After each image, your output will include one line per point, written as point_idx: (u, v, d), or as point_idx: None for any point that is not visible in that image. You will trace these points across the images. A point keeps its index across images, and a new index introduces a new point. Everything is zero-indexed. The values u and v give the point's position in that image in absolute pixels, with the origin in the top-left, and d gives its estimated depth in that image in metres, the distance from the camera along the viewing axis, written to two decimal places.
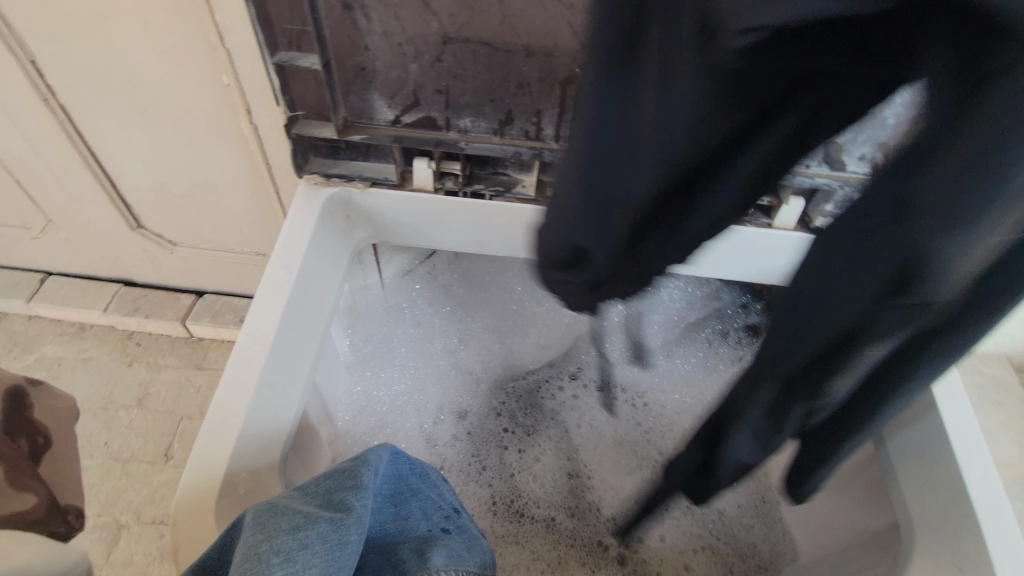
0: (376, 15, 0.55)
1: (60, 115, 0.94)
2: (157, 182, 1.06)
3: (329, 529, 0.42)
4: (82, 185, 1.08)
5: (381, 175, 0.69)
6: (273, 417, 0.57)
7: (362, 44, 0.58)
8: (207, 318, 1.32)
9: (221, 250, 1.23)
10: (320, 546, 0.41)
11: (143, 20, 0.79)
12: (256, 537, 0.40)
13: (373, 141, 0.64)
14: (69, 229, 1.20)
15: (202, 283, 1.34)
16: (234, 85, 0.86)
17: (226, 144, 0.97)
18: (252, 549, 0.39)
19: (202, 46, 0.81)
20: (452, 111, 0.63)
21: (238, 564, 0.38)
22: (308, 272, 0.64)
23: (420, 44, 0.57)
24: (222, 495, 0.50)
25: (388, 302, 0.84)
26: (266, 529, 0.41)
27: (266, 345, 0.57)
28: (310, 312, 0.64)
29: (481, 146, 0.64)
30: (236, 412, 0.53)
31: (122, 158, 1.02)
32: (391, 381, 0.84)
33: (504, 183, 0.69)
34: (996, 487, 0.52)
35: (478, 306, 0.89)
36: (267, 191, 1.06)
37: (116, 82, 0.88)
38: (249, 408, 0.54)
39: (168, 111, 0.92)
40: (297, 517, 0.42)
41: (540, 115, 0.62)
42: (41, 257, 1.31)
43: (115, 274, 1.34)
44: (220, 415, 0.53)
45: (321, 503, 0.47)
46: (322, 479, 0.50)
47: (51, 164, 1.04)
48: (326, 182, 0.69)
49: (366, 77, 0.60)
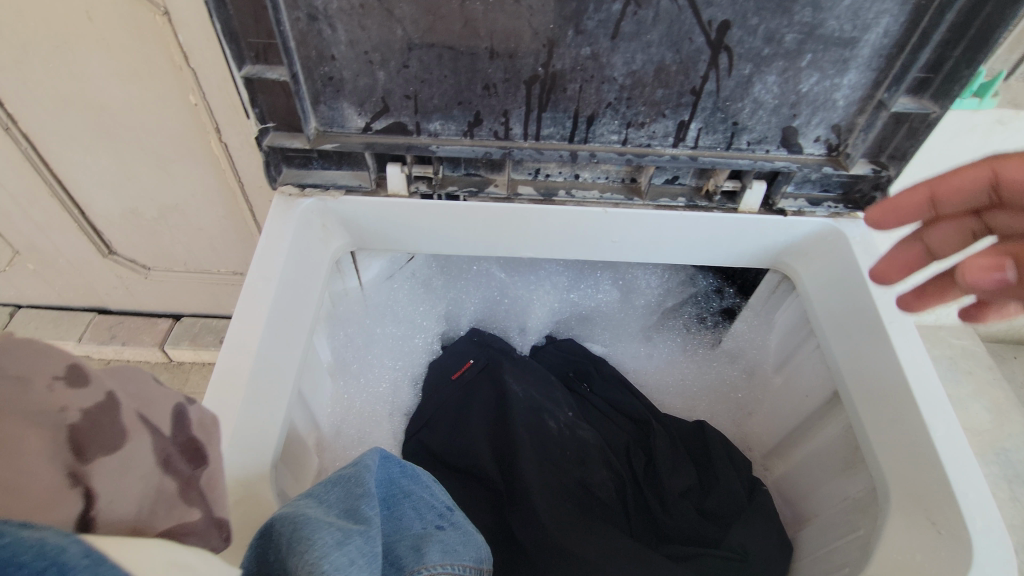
0: (341, 25, 0.57)
1: (23, 144, 0.93)
2: (127, 207, 1.05)
3: (363, 541, 0.43)
4: (49, 214, 1.06)
5: (355, 182, 0.70)
6: (262, 425, 0.57)
7: (329, 54, 0.59)
8: (186, 341, 1.31)
9: (197, 271, 1.22)
10: (362, 560, 0.41)
11: (105, 42, 0.78)
12: (302, 559, 0.39)
13: (345, 149, 0.65)
14: (37, 260, 1.18)
15: (178, 306, 1.33)
16: (202, 104, 0.86)
17: (196, 163, 0.97)
18: (311, 566, 0.38)
19: (168, 66, 0.82)
20: (421, 115, 0.64)
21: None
22: (288, 280, 0.64)
23: (386, 51, 0.59)
24: None
25: (368, 306, 0.84)
26: (307, 541, 0.40)
27: (252, 353, 0.57)
28: (292, 321, 0.64)
29: (452, 148, 0.65)
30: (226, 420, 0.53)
31: (91, 185, 1.01)
32: (373, 388, 0.84)
33: (477, 184, 0.71)
34: (956, 443, 0.55)
35: (463, 304, 0.92)
36: (239, 209, 1.05)
37: (80, 107, 0.87)
38: (239, 416, 0.54)
39: (136, 134, 0.91)
40: (335, 532, 0.42)
41: (507, 115, 0.64)
42: (9, 290, 1.29)
43: (88, 303, 1.32)
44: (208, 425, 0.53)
45: (337, 513, 0.47)
46: (331, 488, 0.50)
47: (16, 195, 1.03)
48: (301, 192, 0.70)
49: (334, 86, 0.61)
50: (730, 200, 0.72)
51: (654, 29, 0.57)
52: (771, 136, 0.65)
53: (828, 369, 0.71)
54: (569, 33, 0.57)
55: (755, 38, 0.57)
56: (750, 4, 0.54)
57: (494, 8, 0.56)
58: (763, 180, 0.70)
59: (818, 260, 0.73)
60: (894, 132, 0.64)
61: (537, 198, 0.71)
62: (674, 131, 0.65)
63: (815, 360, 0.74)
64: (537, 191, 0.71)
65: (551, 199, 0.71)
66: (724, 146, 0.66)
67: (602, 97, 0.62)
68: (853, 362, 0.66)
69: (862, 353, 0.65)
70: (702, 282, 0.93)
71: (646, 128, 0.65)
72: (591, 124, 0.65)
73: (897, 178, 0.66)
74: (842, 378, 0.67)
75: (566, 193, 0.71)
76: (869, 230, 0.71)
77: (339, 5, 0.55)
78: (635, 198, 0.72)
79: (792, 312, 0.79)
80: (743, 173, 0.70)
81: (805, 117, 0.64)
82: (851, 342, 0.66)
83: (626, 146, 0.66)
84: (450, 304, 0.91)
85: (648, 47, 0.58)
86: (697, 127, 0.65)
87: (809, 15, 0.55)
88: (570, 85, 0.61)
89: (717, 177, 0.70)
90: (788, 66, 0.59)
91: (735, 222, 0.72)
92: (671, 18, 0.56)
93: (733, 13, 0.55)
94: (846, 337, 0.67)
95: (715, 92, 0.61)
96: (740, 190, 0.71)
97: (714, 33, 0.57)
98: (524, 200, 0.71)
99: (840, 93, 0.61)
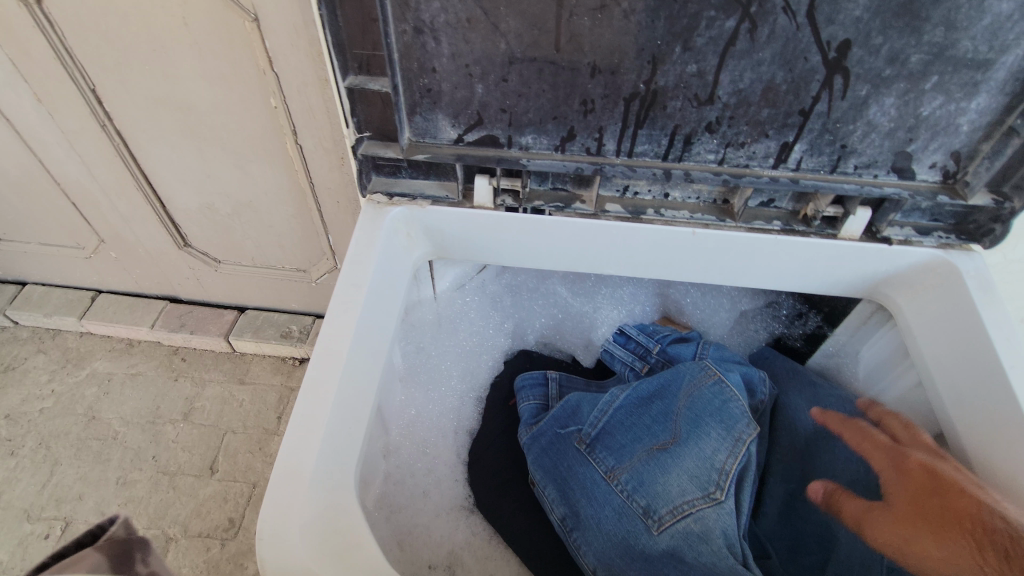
0: (446, 37, 0.57)
1: (116, 139, 0.98)
2: (205, 203, 1.10)
3: (709, 457, 0.63)
4: (133, 206, 1.12)
5: (442, 192, 0.71)
6: (340, 510, 0.53)
7: (430, 66, 0.59)
8: (249, 333, 1.35)
9: (263, 266, 1.26)
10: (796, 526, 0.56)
11: (198, 46, 0.82)
12: (705, 443, 0.64)
13: (437, 160, 0.65)
14: (119, 248, 1.25)
15: (244, 299, 1.37)
16: (281, 107, 0.88)
17: (271, 164, 1.00)
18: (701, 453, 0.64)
19: (252, 71, 0.84)
20: (514, 129, 0.64)
21: (685, 424, 0.66)
22: (376, 288, 0.65)
23: (487, 65, 0.58)
24: (311, 550, 0.49)
25: (441, 313, 0.84)
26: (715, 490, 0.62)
27: (340, 362, 0.58)
28: (379, 327, 0.65)
29: (543, 162, 0.65)
30: (291, 529, 0.49)
31: (173, 181, 1.06)
32: (439, 398, 0.84)
33: (563, 199, 0.70)
34: None
35: (534, 317, 0.92)
36: (308, 209, 1.08)
37: (172, 108, 0.91)
38: (306, 509, 0.50)
39: (218, 134, 0.95)
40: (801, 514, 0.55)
41: (602, 131, 0.63)
42: (92, 276, 1.36)
43: (162, 292, 1.38)
44: (277, 513, 0.49)
45: (701, 441, 0.64)
46: (684, 424, 0.66)
47: (105, 186, 1.09)
48: (389, 201, 0.71)
49: (432, 98, 0.62)
50: (830, 225, 0.68)
51: (767, 47, 0.54)
52: (883, 160, 0.62)
53: (932, 410, 0.66)
54: (676, 50, 0.55)
55: (877, 58, 0.54)
56: (874, 23, 0.52)
57: (601, 23, 0.55)
58: (868, 207, 0.66)
59: (924, 293, 0.68)
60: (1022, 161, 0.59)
61: (625, 215, 0.69)
62: (775, 152, 0.62)
63: (917, 399, 0.69)
64: (625, 210, 0.70)
65: (639, 217, 0.69)
66: (828, 169, 0.63)
67: (703, 117, 0.60)
68: (961, 400, 0.61)
69: (977, 395, 0.59)
70: (785, 309, 0.87)
71: (747, 148, 0.62)
72: (688, 142, 0.63)
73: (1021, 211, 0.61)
74: (951, 420, 0.62)
75: (655, 212, 0.69)
76: (985, 265, 0.65)
77: (445, 19, 0.55)
78: (727, 220, 0.69)
79: (890, 343, 0.74)
80: (844, 198, 0.67)
81: (922, 141, 0.60)
82: (958, 385, 0.62)
83: (722, 165, 0.64)
84: (522, 317, 0.91)
85: (759, 65, 0.56)
86: (801, 149, 0.62)
87: (940, 35, 0.52)
88: (672, 101, 0.59)
89: (817, 202, 0.67)
90: (910, 88, 0.56)
91: (834, 250, 0.68)
92: (787, 36, 0.53)
93: (856, 32, 0.53)
94: (956, 378, 0.62)
95: (825, 113, 0.58)
96: (843, 214, 0.67)
97: (833, 53, 0.54)
98: (611, 217, 0.70)
99: (966, 118, 0.57)
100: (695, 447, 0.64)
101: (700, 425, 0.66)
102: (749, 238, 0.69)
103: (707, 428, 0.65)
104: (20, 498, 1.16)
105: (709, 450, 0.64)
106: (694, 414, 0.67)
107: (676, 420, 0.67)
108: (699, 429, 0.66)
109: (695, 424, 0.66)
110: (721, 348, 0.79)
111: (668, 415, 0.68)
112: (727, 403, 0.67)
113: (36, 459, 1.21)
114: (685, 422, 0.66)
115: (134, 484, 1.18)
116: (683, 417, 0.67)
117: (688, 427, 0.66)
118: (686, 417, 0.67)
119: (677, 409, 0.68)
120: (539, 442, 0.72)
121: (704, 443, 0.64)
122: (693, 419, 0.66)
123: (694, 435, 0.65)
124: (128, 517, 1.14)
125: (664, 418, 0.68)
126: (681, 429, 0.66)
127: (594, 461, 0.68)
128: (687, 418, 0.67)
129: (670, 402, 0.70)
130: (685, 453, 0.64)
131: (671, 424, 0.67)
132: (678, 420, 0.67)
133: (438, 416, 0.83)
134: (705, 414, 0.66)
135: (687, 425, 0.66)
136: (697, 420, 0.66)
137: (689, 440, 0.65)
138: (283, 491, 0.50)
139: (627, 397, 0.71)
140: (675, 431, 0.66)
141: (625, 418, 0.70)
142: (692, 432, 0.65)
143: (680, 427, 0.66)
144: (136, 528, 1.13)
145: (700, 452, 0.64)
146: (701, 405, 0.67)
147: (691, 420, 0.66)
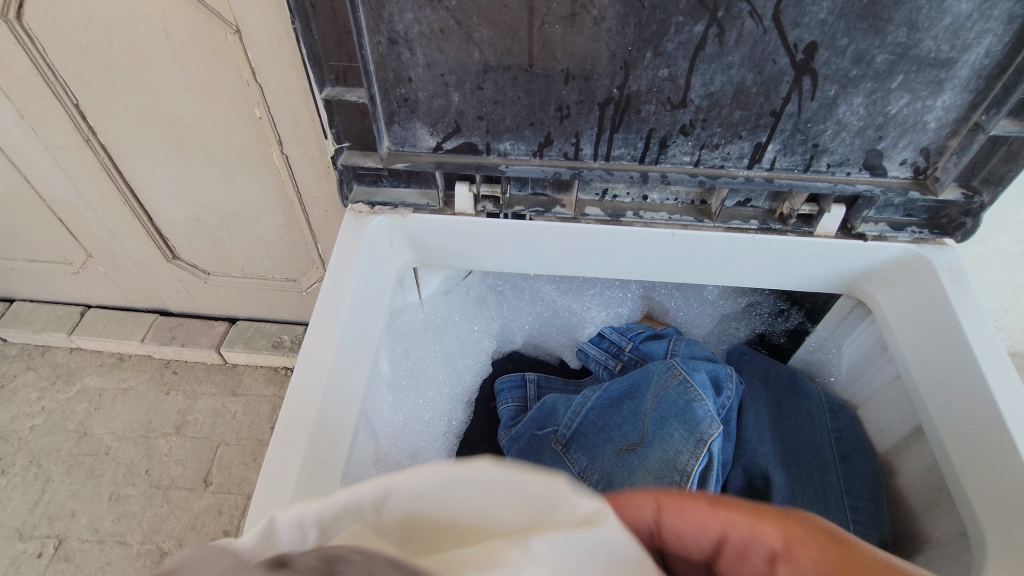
0: (421, 47, 0.57)
1: (100, 154, 0.98)
2: (192, 215, 1.10)
3: (671, 453, 0.63)
4: (120, 220, 1.12)
5: (423, 201, 0.71)
6: None
7: (406, 76, 0.60)
8: (241, 344, 1.35)
9: (254, 277, 1.26)
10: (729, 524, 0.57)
11: (179, 60, 0.82)
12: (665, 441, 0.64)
13: (417, 168, 0.66)
14: (106, 263, 1.25)
15: (235, 310, 1.37)
16: (265, 118, 0.88)
17: (257, 175, 1.00)
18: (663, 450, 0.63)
19: (234, 83, 0.85)
20: (492, 136, 0.64)
21: (651, 425, 0.67)
22: (359, 298, 0.66)
23: (462, 74, 0.59)
24: None
25: (427, 320, 0.85)
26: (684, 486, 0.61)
27: (324, 371, 0.58)
28: (363, 335, 0.65)
29: (521, 168, 0.65)
30: None
31: (159, 194, 1.06)
32: (427, 404, 0.84)
33: (542, 203, 0.71)
34: None
35: (519, 317, 0.92)
36: (296, 219, 1.08)
37: (155, 121, 0.92)
38: None
39: (202, 146, 0.95)
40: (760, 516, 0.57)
41: (578, 136, 0.64)
42: (80, 291, 1.36)
43: (152, 305, 1.38)
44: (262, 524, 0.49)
45: (663, 440, 0.64)
46: (651, 424, 0.67)
47: (91, 201, 1.08)
48: (371, 210, 0.71)
49: (409, 107, 0.62)
50: (806, 223, 0.69)
51: (736, 50, 0.55)
52: (854, 158, 0.63)
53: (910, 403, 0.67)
54: (648, 55, 0.56)
55: (843, 59, 0.55)
56: (840, 25, 0.53)
57: (573, 31, 0.55)
58: (843, 204, 0.67)
59: (899, 287, 0.69)
60: (990, 155, 0.61)
61: (604, 218, 0.70)
62: (750, 152, 0.63)
63: (895, 392, 0.70)
64: (604, 212, 0.71)
65: (619, 220, 0.70)
66: (802, 168, 0.64)
67: (677, 120, 0.61)
68: (938, 392, 0.62)
69: (952, 387, 0.60)
70: (766, 306, 0.88)
71: (721, 149, 0.63)
72: (663, 144, 0.63)
73: (990, 204, 0.63)
74: (928, 411, 0.63)
75: (634, 214, 0.70)
76: (957, 258, 0.67)
77: (419, 29, 0.56)
78: (705, 220, 0.70)
79: (868, 338, 0.75)
80: (819, 196, 0.68)
81: (892, 139, 0.61)
82: (934, 378, 0.63)
83: (698, 167, 0.65)
84: (507, 319, 0.92)
85: (729, 69, 0.57)
86: (775, 149, 0.63)
87: (904, 36, 0.53)
88: (646, 106, 0.60)
89: (793, 201, 0.68)
90: (877, 87, 0.57)
91: (813, 246, 0.69)
92: (755, 40, 0.54)
93: (822, 34, 0.54)
94: (933, 370, 0.63)
95: (796, 114, 0.59)
96: (818, 212, 0.68)
97: (800, 54, 0.55)
98: (591, 220, 0.71)
99: (932, 115, 0.59)
100: (659, 443, 0.64)
101: (663, 423, 0.66)
102: (728, 237, 0.70)
103: (669, 423, 0.65)
104: (12, 517, 1.15)
105: (670, 444, 0.63)
106: (659, 412, 0.67)
107: (646, 421, 0.68)
108: (664, 428, 0.65)
109: (661, 424, 0.66)
110: (691, 345, 0.80)
111: (639, 418, 0.69)
112: (691, 401, 0.65)
113: (28, 477, 1.20)
114: (651, 423, 0.67)
115: (127, 499, 1.18)
116: (651, 418, 0.68)
117: (653, 427, 0.66)
118: (651, 418, 0.67)
119: (648, 411, 0.69)
120: (516, 444, 0.75)
121: (668, 439, 0.64)
122: (659, 417, 0.67)
123: (661, 432, 0.65)
124: (122, 533, 1.13)
125: (636, 421, 0.70)
126: (648, 431, 0.67)
127: (569, 461, 0.71)
128: (653, 419, 0.67)
129: (643, 404, 0.71)
130: (650, 453, 0.65)
131: (639, 424, 0.69)
132: (647, 421, 0.68)
133: (425, 421, 0.83)
134: (671, 410, 0.66)
135: (653, 425, 0.67)
136: (662, 418, 0.66)
137: (654, 438, 0.65)
138: (268, 501, 0.50)
139: (599, 398, 0.74)
140: (645, 430, 0.67)
141: (597, 419, 0.72)
142: (657, 432, 0.65)
143: (648, 425, 0.67)
144: (130, 543, 1.12)
145: (661, 450, 0.64)
146: (664, 402, 0.67)
147: (657, 420, 0.67)
